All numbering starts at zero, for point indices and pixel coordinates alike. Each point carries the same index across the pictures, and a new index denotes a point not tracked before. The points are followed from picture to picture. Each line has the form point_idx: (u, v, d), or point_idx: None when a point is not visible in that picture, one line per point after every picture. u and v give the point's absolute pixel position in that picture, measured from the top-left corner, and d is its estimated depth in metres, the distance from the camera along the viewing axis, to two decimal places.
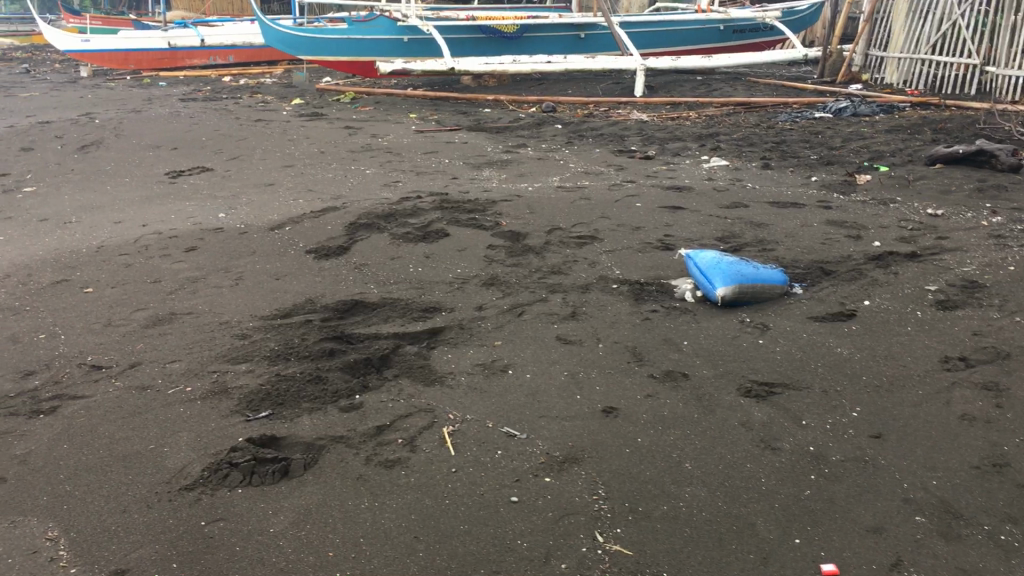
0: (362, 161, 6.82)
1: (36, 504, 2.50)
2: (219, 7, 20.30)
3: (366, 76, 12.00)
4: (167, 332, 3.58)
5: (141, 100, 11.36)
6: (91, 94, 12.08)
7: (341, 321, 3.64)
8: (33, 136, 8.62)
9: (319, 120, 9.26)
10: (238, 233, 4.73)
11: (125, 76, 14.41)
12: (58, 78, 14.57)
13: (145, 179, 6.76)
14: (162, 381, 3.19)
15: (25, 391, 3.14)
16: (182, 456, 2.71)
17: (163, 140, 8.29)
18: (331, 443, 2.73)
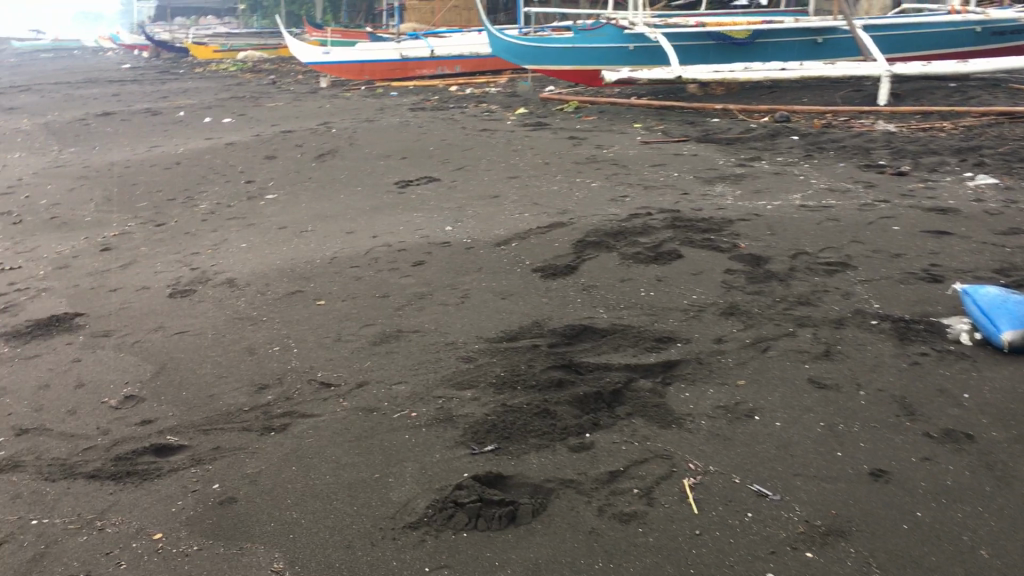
0: (587, 173, 6.63)
1: (263, 530, 2.44)
2: (448, 19, 20.89)
3: (590, 85, 11.86)
4: (394, 351, 3.51)
5: (374, 110, 11.77)
6: (329, 104, 12.67)
7: (569, 347, 3.44)
8: (277, 144, 9.08)
9: (544, 130, 9.19)
10: (465, 247, 4.65)
11: (360, 86, 15.05)
12: (301, 88, 15.44)
13: (376, 188, 6.90)
14: (387, 404, 3.10)
15: (257, 406, 3.14)
16: (407, 489, 2.58)
17: (394, 149, 8.48)
18: (559, 487, 2.53)
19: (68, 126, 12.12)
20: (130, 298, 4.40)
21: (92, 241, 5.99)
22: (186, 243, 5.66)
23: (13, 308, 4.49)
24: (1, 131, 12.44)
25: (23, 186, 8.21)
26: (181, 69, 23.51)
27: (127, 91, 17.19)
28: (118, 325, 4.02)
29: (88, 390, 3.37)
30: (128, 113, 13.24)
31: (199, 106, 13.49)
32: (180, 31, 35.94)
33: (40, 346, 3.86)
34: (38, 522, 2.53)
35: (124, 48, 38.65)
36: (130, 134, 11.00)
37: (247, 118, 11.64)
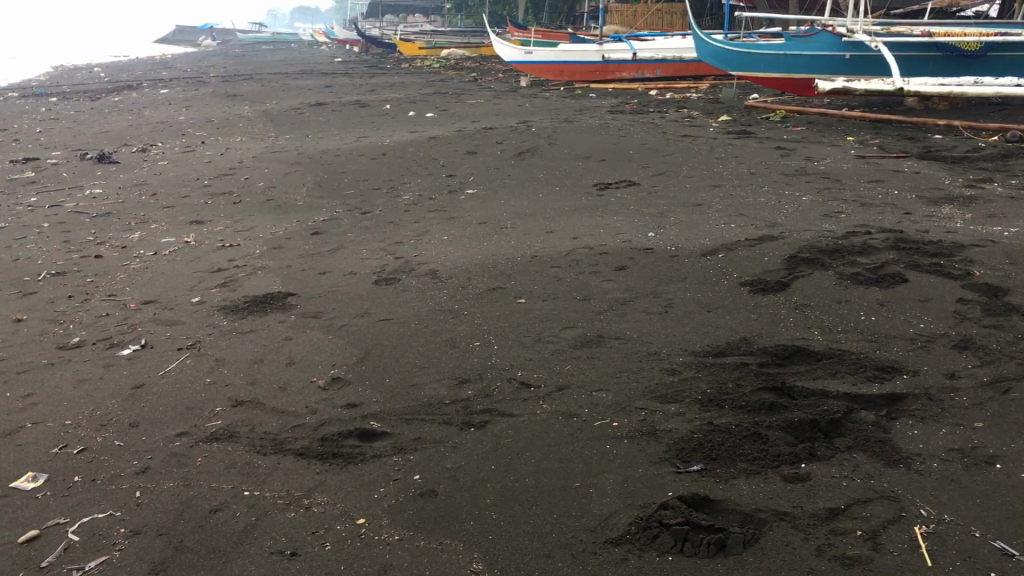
0: (797, 186, 6.32)
1: (463, 528, 2.41)
2: (650, 23, 20.68)
3: (799, 94, 11.38)
4: (595, 356, 3.42)
5: (572, 110, 11.75)
6: (528, 103, 12.76)
7: (782, 369, 3.23)
8: (478, 140, 9.20)
9: (748, 139, 8.87)
10: (669, 255, 4.49)
11: (560, 87, 15.10)
12: (501, 86, 15.67)
13: (575, 189, 6.85)
14: (588, 411, 3.01)
15: (457, 400, 3.13)
16: (609, 503, 2.48)
17: (593, 151, 8.41)
18: (772, 518, 2.36)
19: (284, 114, 12.80)
20: (338, 282, 4.53)
21: (303, 225, 6.25)
22: (389, 232, 5.79)
23: (232, 283, 4.73)
24: (223, 116, 13.25)
25: (243, 168, 8.70)
26: (387, 64, 24.43)
27: (337, 83, 18.02)
28: (326, 308, 4.14)
29: (298, 368, 3.48)
30: (339, 104, 13.85)
31: (404, 100, 13.92)
32: (389, 27, 37.44)
33: (255, 323, 4.03)
34: (250, 493, 2.61)
35: (336, 43, 40.68)
36: (340, 125, 11.48)
37: (449, 114, 11.89)
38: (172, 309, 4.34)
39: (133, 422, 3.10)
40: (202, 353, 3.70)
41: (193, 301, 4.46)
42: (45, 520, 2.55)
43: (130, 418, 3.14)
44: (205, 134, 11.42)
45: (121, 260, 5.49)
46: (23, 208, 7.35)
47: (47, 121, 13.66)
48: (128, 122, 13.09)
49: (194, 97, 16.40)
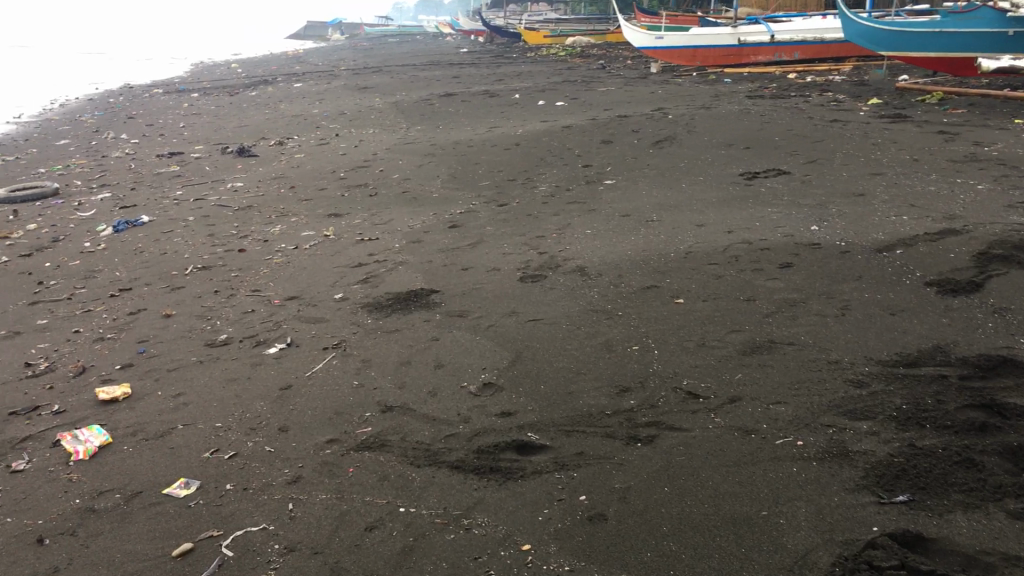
0: (970, 174, 5.78)
1: (639, 559, 2.17)
2: (785, 4, 19.86)
3: (956, 74, 10.62)
4: (768, 364, 3.11)
5: (709, 96, 11.29)
6: (661, 90, 12.36)
7: (987, 382, 2.85)
8: (613, 128, 8.90)
9: (905, 123, 8.27)
10: (839, 251, 4.12)
11: (693, 72, 14.62)
12: (632, 73, 15.28)
13: (721, 179, 6.49)
14: (767, 427, 2.72)
15: (620, 411, 2.89)
16: (805, 537, 2.20)
17: (737, 138, 7.99)
18: (1004, 564, 2.02)
19: (414, 105, 12.80)
20: (481, 279, 4.34)
21: (440, 218, 6.11)
22: (530, 225, 5.59)
23: (373, 279, 4.61)
24: (356, 108, 13.35)
25: (377, 160, 8.66)
26: (513, 53, 24.31)
27: (465, 74, 18.00)
28: (471, 306, 3.96)
29: (448, 372, 3.30)
30: (468, 94, 13.76)
31: (533, 89, 13.72)
32: (513, 17, 37.39)
33: (400, 321, 3.89)
34: (406, 510, 2.45)
35: (462, 34, 40.96)
36: (471, 115, 11.36)
37: (580, 102, 11.61)
38: (315, 306, 4.25)
39: (282, 427, 3.00)
40: (347, 354, 3.58)
41: (336, 297, 4.36)
42: (198, 531, 2.44)
43: (279, 422, 3.04)
44: (339, 127, 11.50)
45: (263, 254, 5.48)
46: (169, 202, 7.50)
47: (189, 116, 14.09)
48: (265, 116, 13.34)
49: (326, 90, 16.66)
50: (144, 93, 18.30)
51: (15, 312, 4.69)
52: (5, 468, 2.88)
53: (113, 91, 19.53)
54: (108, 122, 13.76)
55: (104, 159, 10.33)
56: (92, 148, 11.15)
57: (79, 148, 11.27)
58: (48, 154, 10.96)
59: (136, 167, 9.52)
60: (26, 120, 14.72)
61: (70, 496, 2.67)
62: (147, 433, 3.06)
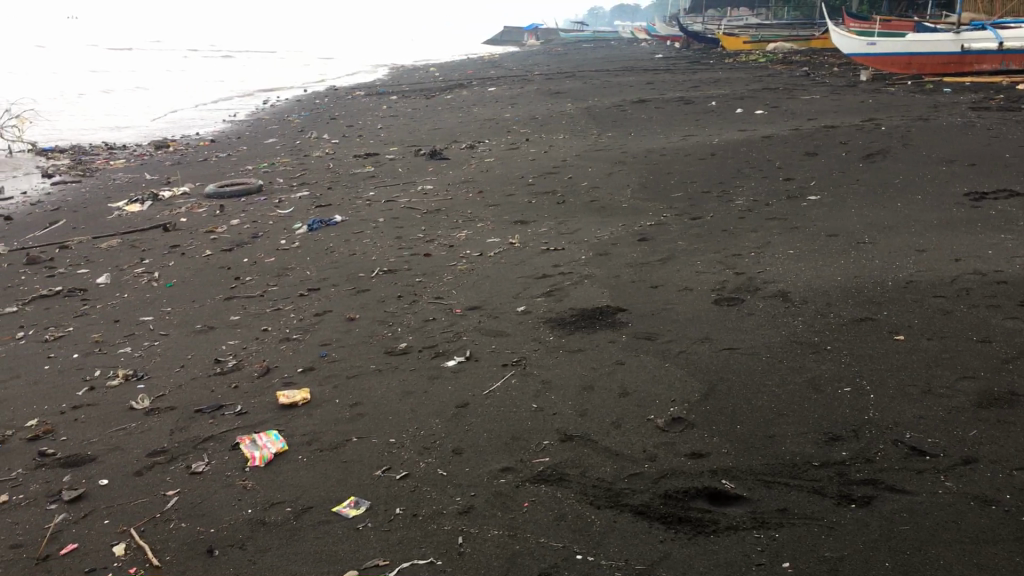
0: None
1: None
2: (1016, 9, 18.27)
3: None
4: (1010, 422, 2.67)
5: (926, 107, 10.45)
6: (872, 99, 11.57)
7: None
8: (818, 140, 8.36)
9: None
10: None
11: (907, 82, 13.65)
12: (838, 81, 14.45)
13: (942, 199, 5.89)
14: (1011, 498, 2.31)
15: (829, 464, 2.55)
16: None
17: (960, 153, 7.28)
18: None
19: (607, 111, 12.61)
20: (672, 299, 4.06)
21: (629, 229, 5.86)
22: (726, 242, 5.25)
23: (557, 292, 4.43)
24: (548, 113, 13.30)
25: (566, 167, 8.51)
26: (710, 59, 23.65)
27: (659, 80, 17.64)
28: (661, 329, 3.69)
29: (634, 401, 3.06)
30: (662, 101, 13.42)
31: (731, 96, 13.21)
32: (710, 23, 36.59)
33: (583, 340, 3.67)
34: (583, 558, 2.22)
35: (657, 40, 40.49)
36: (665, 122, 11.02)
37: (781, 111, 11.05)
38: (497, 318, 4.11)
39: (457, 449, 2.85)
40: (528, 372, 3.40)
41: (519, 310, 4.20)
42: (363, 556, 2.32)
43: (453, 443, 2.89)
44: (530, 131, 11.46)
45: (448, 259, 5.41)
46: (362, 202, 7.64)
47: (388, 117, 14.50)
48: (459, 119, 13.52)
49: (519, 95, 16.74)
50: (348, 95, 19.04)
51: (211, 307, 4.82)
52: (185, 469, 2.88)
53: (319, 91, 20.48)
54: (313, 122, 14.37)
55: (306, 157, 10.73)
56: (296, 147, 11.63)
57: (285, 147, 11.79)
58: (256, 152, 11.51)
59: (334, 167, 9.81)
60: (239, 118, 15.60)
61: (243, 505, 2.62)
62: (322, 443, 2.99)
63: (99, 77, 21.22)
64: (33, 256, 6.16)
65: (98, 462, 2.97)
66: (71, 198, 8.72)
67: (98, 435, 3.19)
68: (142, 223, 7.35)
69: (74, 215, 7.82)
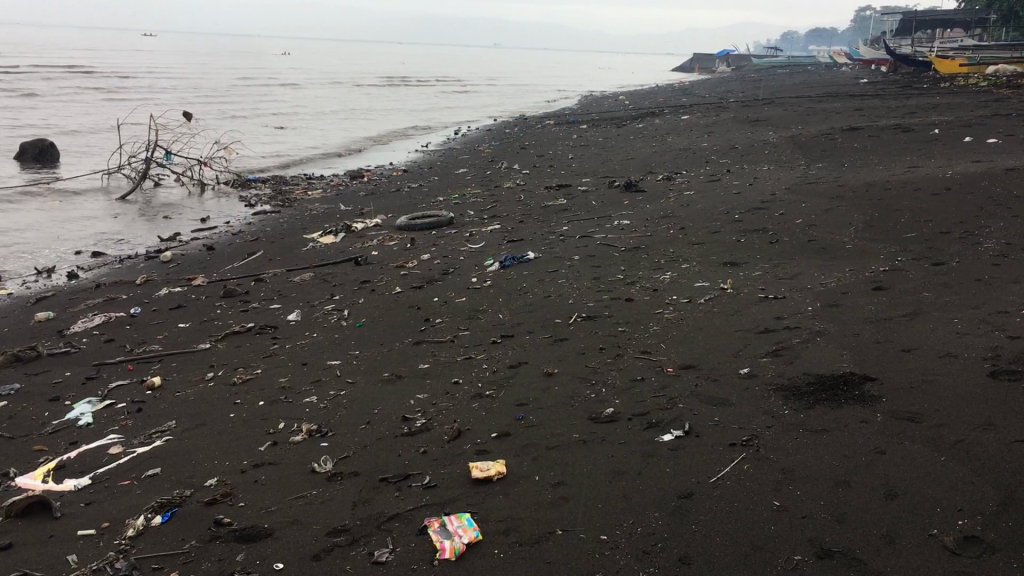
0: None
1: None
2: None
3: None
4: None
5: None
6: None
7: None
8: None
9: None
10: None
11: None
12: None
13: None
14: None
15: None
16: None
17: None
18: None
19: (814, 140, 11.75)
20: (932, 368, 3.38)
21: (859, 275, 5.15)
22: (983, 294, 4.46)
23: (785, 351, 3.82)
24: (748, 142, 12.56)
25: (775, 201, 7.83)
26: (923, 83, 22.00)
27: (869, 106, 16.45)
28: (925, 409, 3.03)
29: (906, 507, 2.44)
30: (876, 129, 12.37)
31: (956, 124, 11.99)
32: (919, 46, 34.26)
33: (827, 417, 3.07)
34: None
35: (862, 65, 38.38)
36: (881, 152, 10.07)
37: (1019, 140, 9.85)
38: (717, 382, 3.57)
39: (683, 557, 2.34)
40: (761, 457, 2.85)
41: (742, 372, 3.64)
42: None
43: (679, 549, 2.38)
44: (731, 162, 10.76)
45: (653, 306, 4.91)
46: (555, 238, 7.26)
47: (579, 147, 14.17)
48: (652, 149, 13.00)
49: (716, 123, 16.00)
50: (539, 125, 18.88)
51: (401, 352, 4.53)
52: (366, 555, 2.51)
53: (511, 120, 20.45)
54: (503, 152, 14.24)
55: (496, 188, 10.53)
56: (487, 178, 11.45)
57: (476, 177, 11.66)
58: (448, 182, 11.41)
59: (526, 199, 9.51)
60: (432, 148, 15.70)
61: None
62: (522, 535, 2.56)
63: (306, 108, 22.11)
64: (230, 289, 6.14)
65: (273, 538, 2.66)
66: (270, 229, 8.83)
67: (276, 503, 2.90)
68: (335, 255, 7.28)
69: (271, 247, 7.87)
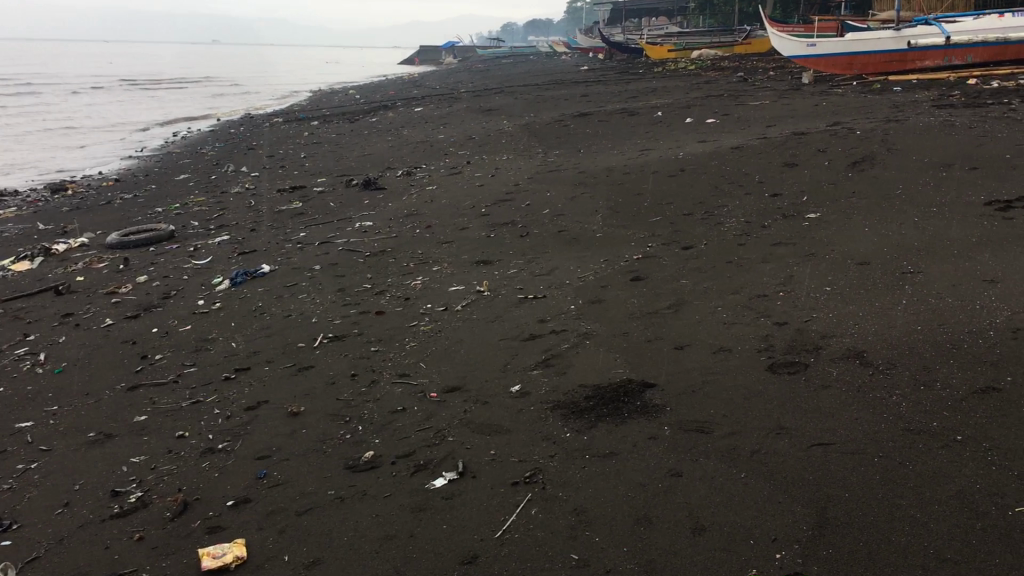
0: None
1: None
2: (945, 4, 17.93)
3: None
4: None
5: (887, 106, 9.76)
6: (826, 101, 10.87)
7: None
8: (795, 149, 7.53)
9: None
10: None
11: (851, 80, 12.95)
12: (782, 84, 13.81)
13: (965, 211, 5.10)
14: None
15: None
16: None
17: (956, 155, 6.50)
18: None
19: (548, 127, 11.76)
20: (710, 366, 3.16)
21: (615, 266, 4.97)
22: (739, 277, 4.38)
23: (556, 361, 3.49)
24: (485, 132, 12.39)
25: (519, 192, 7.62)
26: (639, 69, 23.06)
27: (595, 92, 16.87)
28: (713, 416, 2.78)
29: (716, 543, 2.14)
30: (605, 113, 12.61)
31: (676, 106, 12.43)
32: (629, 32, 36.10)
33: (614, 437, 2.75)
34: None
35: (580, 53, 39.81)
36: (614, 137, 10.19)
37: (735, 118, 10.31)
38: (487, 405, 3.17)
39: None
40: (549, 496, 2.47)
41: (514, 390, 3.26)
42: None
43: None
44: (470, 153, 10.50)
45: (406, 317, 4.45)
46: (292, 246, 6.60)
47: (311, 145, 13.42)
48: (388, 143, 12.52)
49: (450, 114, 15.77)
50: (265, 123, 17.80)
51: (112, 402, 3.78)
52: None
53: (236, 120, 19.20)
54: (228, 154, 13.20)
55: (222, 194, 9.64)
56: (211, 183, 10.49)
57: (199, 182, 10.67)
58: (168, 190, 10.32)
59: (257, 204, 8.71)
60: (147, 153, 14.32)
61: None
62: None
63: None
64: None
65: None
66: None
67: None
68: (31, 285, 6.22)
69: None
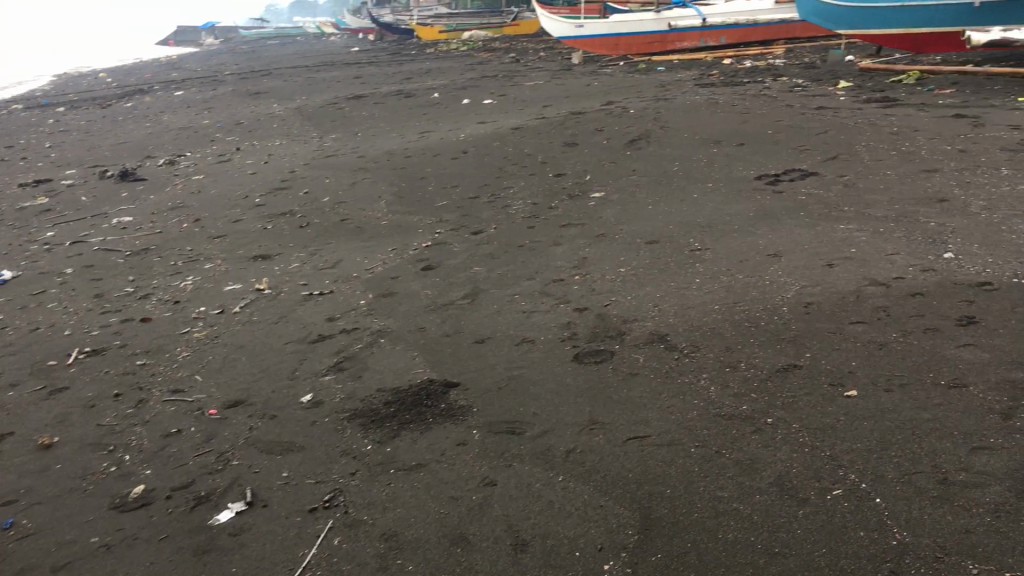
0: None
1: None
2: None
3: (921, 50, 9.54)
4: None
5: (654, 85, 10.09)
6: (597, 81, 11.10)
7: None
8: (573, 128, 7.58)
9: (901, 106, 7.17)
10: (1008, 295, 2.92)
11: (618, 61, 13.33)
12: (552, 65, 14.02)
13: (738, 186, 5.27)
14: None
15: None
16: None
17: (723, 131, 6.76)
18: None
19: (321, 111, 11.29)
20: (515, 360, 3.01)
21: (404, 255, 4.73)
22: (533, 262, 4.28)
23: (349, 364, 3.22)
24: (254, 116, 11.74)
25: (295, 179, 7.20)
26: (410, 50, 22.80)
27: (368, 74, 16.45)
28: (523, 414, 2.62)
29: (540, 560, 1.97)
30: (379, 95, 12.28)
31: (452, 88, 12.30)
32: (397, 14, 35.70)
33: (420, 446, 2.53)
34: None
35: (348, 33, 38.98)
36: (391, 119, 9.92)
37: (512, 99, 10.30)
38: (276, 420, 2.85)
39: None
40: (353, 522, 2.21)
41: (304, 400, 2.96)
42: None
43: None
44: (238, 139, 9.88)
45: (178, 323, 4.01)
46: (37, 248, 5.87)
47: (57, 133, 12.20)
48: (147, 130, 11.58)
49: (214, 98, 14.85)
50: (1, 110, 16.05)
51: None
52: None
53: None
54: None
55: None
56: None
57: None
58: None
59: None
60: None
61: None
62: None
63: None
64: None
65: None
66: None
67: None
68: None
69: None
